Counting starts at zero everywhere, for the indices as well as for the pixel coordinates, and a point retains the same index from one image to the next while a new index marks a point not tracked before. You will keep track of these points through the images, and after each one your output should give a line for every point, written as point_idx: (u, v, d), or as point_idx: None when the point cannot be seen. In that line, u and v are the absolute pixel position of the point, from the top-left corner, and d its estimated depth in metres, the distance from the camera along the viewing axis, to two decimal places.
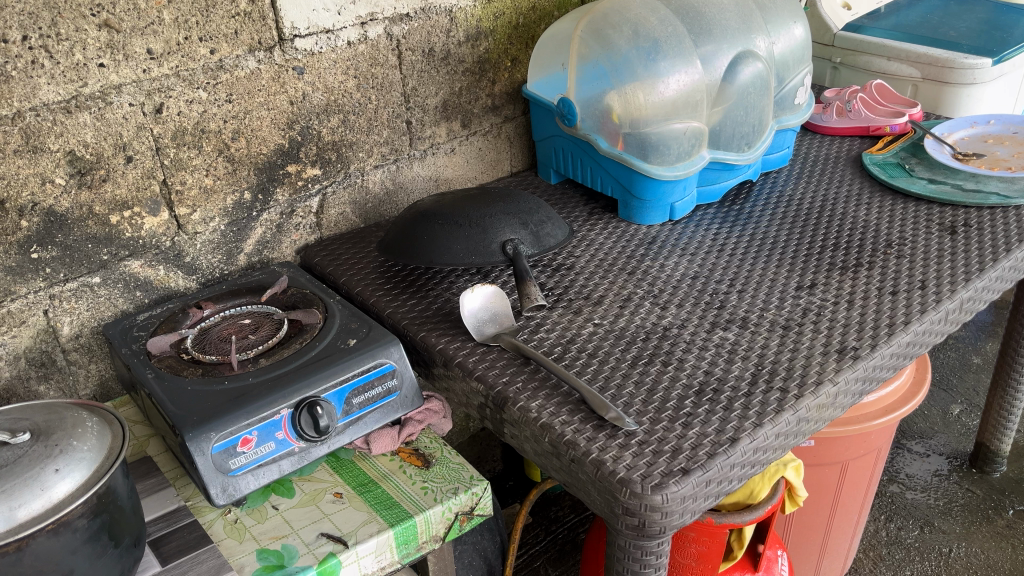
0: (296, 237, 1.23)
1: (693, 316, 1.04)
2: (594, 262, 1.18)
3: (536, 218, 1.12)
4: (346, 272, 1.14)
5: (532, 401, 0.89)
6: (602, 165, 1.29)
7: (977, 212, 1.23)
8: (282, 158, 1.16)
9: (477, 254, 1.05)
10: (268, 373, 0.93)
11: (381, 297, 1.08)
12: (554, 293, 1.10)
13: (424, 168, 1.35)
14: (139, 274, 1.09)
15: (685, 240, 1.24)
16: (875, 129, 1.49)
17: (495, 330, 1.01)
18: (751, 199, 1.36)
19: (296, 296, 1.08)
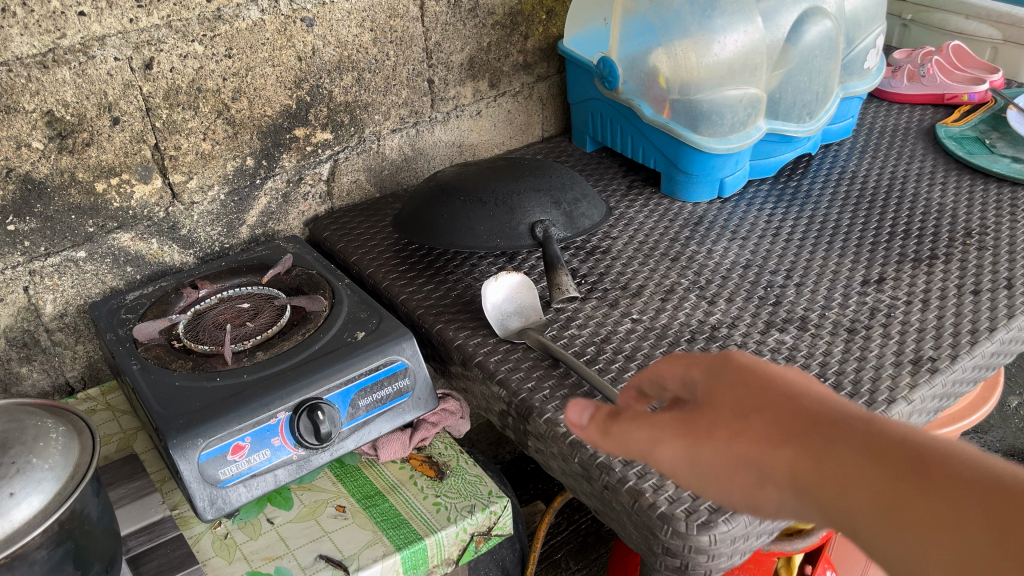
0: (305, 208, 1.12)
1: (745, 314, 0.92)
2: (634, 246, 1.06)
3: (570, 196, 1.00)
4: (358, 250, 1.03)
5: (560, 413, 0.78)
6: (645, 134, 1.16)
7: None
8: (289, 121, 1.04)
9: (503, 236, 0.94)
10: (265, 370, 0.83)
11: (395, 282, 0.97)
12: (588, 281, 0.98)
13: (447, 133, 1.23)
14: (130, 248, 0.98)
15: (735, 221, 1.12)
16: (950, 97, 1.34)
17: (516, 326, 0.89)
18: (809, 175, 1.23)
19: (301, 277, 0.97)
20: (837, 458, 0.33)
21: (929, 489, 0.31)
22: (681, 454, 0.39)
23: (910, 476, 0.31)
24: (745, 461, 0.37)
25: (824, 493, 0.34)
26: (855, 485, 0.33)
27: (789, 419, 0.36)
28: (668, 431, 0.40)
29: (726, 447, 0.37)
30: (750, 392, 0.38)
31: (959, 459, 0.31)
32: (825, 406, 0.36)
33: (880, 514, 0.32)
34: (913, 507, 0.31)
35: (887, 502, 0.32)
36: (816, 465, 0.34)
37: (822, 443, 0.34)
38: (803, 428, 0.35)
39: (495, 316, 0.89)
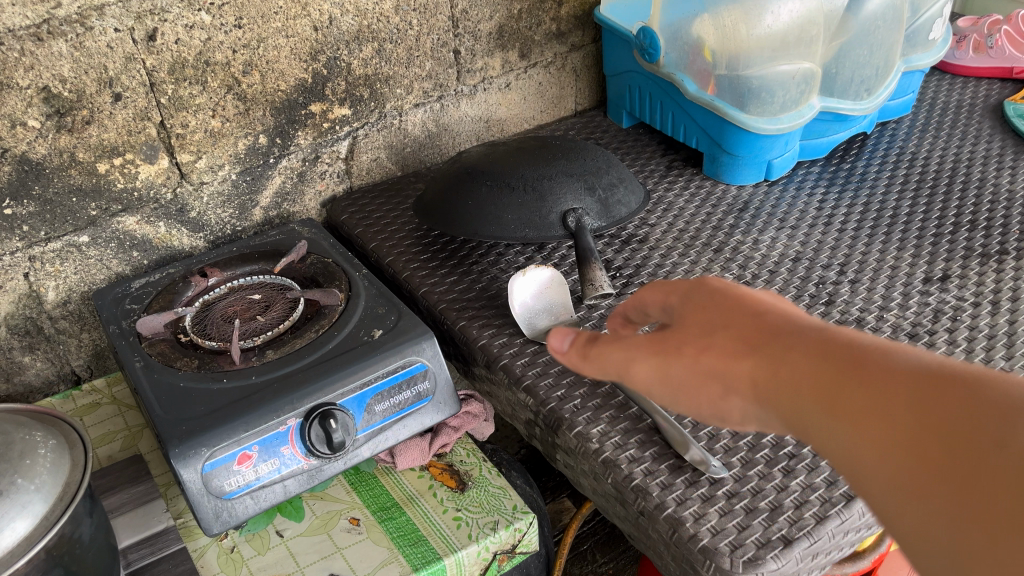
0: (322, 188, 1.05)
1: None
2: (673, 235, 0.98)
3: (605, 181, 0.92)
4: (377, 236, 0.97)
5: (593, 427, 0.72)
6: (687, 111, 1.07)
7: None
8: (304, 96, 0.97)
9: (532, 226, 0.87)
10: (275, 372, 0.77)
11: (416, 272, 0.91)
12: (624, 275, 0.91)
13: (473, 107, 1.15)
14: (135, 232, 0.93)
15: (783, 208, 1.03)
16: (1020, 71, 1.24)
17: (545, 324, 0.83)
18: (863, 157, 1.14)
19: (316, 266, 0.91)
20: (788, 364, 0.44)
21: (862, 380, 0.41)
22: (659, 369, 0.51)
23: (850, 376, 0.41)
24: (713, 369, 0.48)
25: (768, 386, 0.45)
26: (795, 376, 0.44)
27: (742, 326, 0.48)
28: (643, 352, 0.52)
29: (695, 359, 0.49)
30: (719, 311, 0.50)
31: (880, 353, 0.41)
32: (772, 323, 0.47)
33: (822, 403, 0.42)
34: (849, 395, 0.41)
35: (827, 393, 0.42)
36: (766, 367, 0.46)
37: (770, 343, 0.46)
38: (758, 337, 0.47)
39: (523, 315, 0.83)
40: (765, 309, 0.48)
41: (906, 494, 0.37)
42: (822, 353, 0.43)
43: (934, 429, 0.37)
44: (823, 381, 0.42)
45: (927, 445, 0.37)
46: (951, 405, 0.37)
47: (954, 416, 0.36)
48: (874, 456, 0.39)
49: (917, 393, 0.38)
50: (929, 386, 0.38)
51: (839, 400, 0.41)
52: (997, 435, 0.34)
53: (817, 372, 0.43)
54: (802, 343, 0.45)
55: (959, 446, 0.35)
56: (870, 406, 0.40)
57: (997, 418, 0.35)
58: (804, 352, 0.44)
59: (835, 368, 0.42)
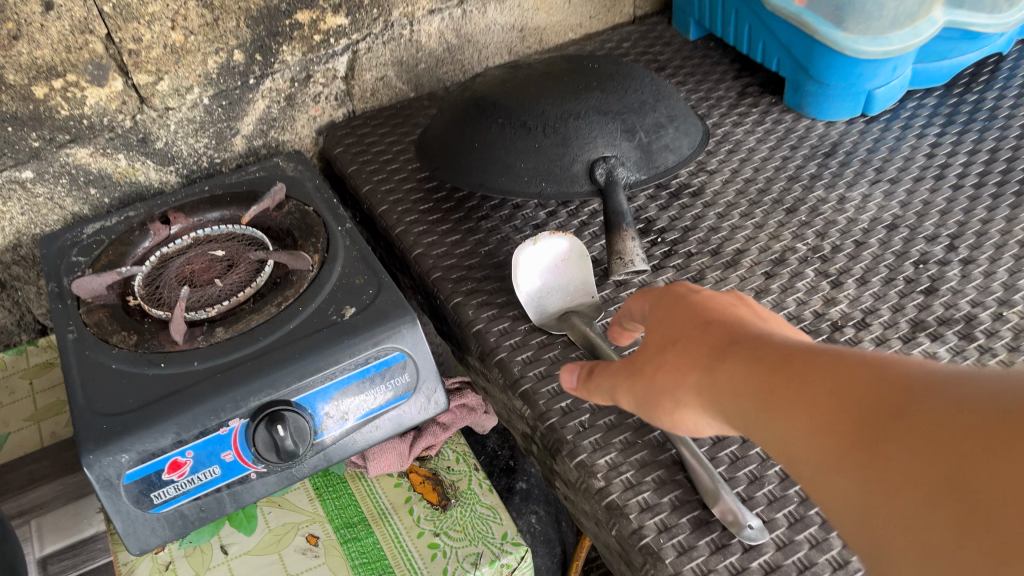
0: (317, 113, 0.89)
1: (881, 309, 0.67)
2: (735, 187, 0.79)
3: (650, 120, 0.72)
4: (374, 177, 0.81)
5: (599, 456, 0.56)
6: (768, 24, 0.85)
7: None
8: (288, 2, 0.80)
9: (550, 179, 0.70)
10: (223, 356, 0.63)
11: (412, 229, 0.75)
12: (666, 241, 0.74)
13: (504, 13, 0.95)
14: (89, 166, 0.79)
15: (882, 155, 0.82)
16: None
17: (557, 304, 0.67)
18: (992, 86, 0.90)
19: (293, 217, 0.76)
20: (727, 366, 0.43)
21: (794, 374, 0.39)
22: (623, 378, 0.50)
23: (783, 370, 0.40)
24: (673, 377, 0.45)
25: (712, 384, 0.43)
26: (734, 376, 0.42)
27: (690, 329, 0.47)
28: (619, 372, 0.50)
29: (652, 365, 0.47)
30: (673, 320, 0.48)
31: (813, 349, 0.40)
32: (724, 327, 0.45)
33: (758, 400, 0.40)
34: (782, 390, 0.39)
35: (764, 390, 0.40)
36: (714, 377, 0.43)
37: (715, 342, 0.45)
38: (703, 342, 0.45)
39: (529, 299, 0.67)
40: (712, 306, 0.47)
41: (842, 481, 0.35)
42: (760, 351, 0.42)
43: (863, 413, 0.35)
44: (759, 378, 0.40)
45: (854, 429, 0.35)
46: (879, 384, 0.35)
47: (882, 395, 0.35)
48: (810, 450, 0.37)
49: (842, 378, 0.37)
50: (856, 372, 0.36)
51: (774, 395, 0.39)
52: (922, 405, 0.33)
53: (752, 369, 0.41)
54: (742, 342, 0.43)
55: (886, 422, 0.34)
56: (803, 398, 0.38)
57: (915, 389, 0.34)
58: (741, 351, 0.43)
59: (768, 363, 0.41)
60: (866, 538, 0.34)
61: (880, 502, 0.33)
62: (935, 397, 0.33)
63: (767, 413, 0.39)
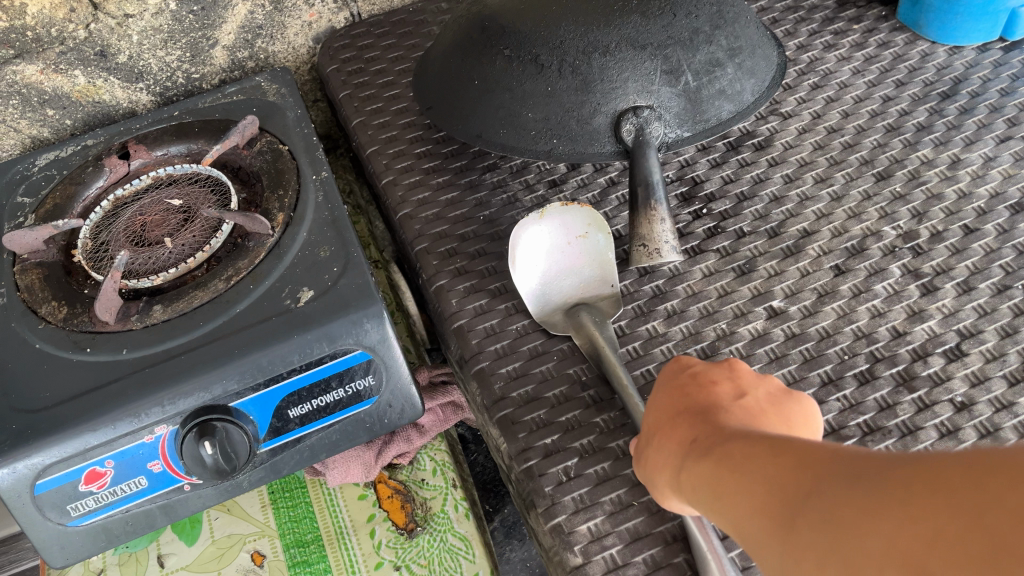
0: (313, 17, 0.75)
1: (984, 331, 0.50)
2: (814, 138, 0.62)
3: (702, 57, 0.54)
4: (367, 107, 0.67)
5: (581, 522, 0.45)
6: None
7: None
8: None
9: (563, 134, 0.55)
10: (156, 345, 0.53)
11: (401, 180, 0.62)
12: (714, 213, 0.58)
13: None
14: (42, 85, 0.67)
15: (1020, 99, 0.63)
16: None
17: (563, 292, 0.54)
18: None
19: (264, 157, 0.63)
20: (691, 460, 0.35)
21: (744, 463, 0.32)
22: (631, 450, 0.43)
23: (737, 459, 0.32)
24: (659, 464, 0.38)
25: (675, 474, 0.36)
26: (690, 467, 0.35)
27: (658, 403, 0.40)
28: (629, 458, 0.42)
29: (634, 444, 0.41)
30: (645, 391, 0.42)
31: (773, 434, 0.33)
32: (698, 408, 0.38)
33: (709, 493, 0.33)
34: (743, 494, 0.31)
35: (712, 482, 0.33)
36: (683, 473, 0.35)
37: (678, 423, 0.38)
38: (676, 427, 0.38)
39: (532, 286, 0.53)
40: (690, 372, 0.41)
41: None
42: (716, 434, 0.35)
43: (810, 507, 0.28)
44: (709, 468, 0.34)
45: (803, 525, 0.28)
46: (831, 469, 0.28)
47: (833, 485, 0.28)
48: (766, 553, 0.30)
49: (791, 465, 0.30)
50: (812, 459, 0.30)
51: (723, 488, 0.32)
52: (880, 486, 0.26)
53: (709, 457, 0.34)
54: (702, 423, 0.37)
55: (836, 511, 0.27)
56: (751, 493, 0.31)
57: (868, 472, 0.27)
58: (708, 439, 0.35)
59: (721, 448, 0.34)
60: None
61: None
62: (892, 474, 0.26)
63: (717, 508, 0.32)
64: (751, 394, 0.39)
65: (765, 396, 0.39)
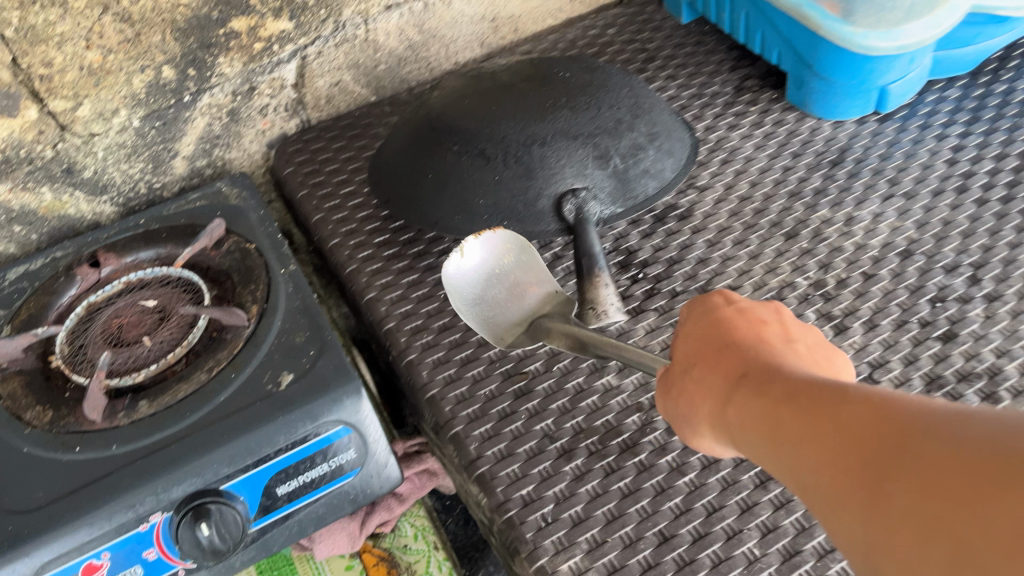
0: (266, 126, 0.81)
1: (891, 360, 0.58)
2: (729, 206, 0.71)
3: (627, 142, 0.63)
4: (326, 204, 0.73)
5: (562, 561, 0.49)
6: (767, 15, 0.76)
7: None
8: (219, 10, 0.71)
9: (512, 217, 0.61)
10: (145, 437, 0.56)
11: (364, 267, 0.68)
12: (649, 277, 0.66)
13: (472, 4, 0.86)
14: (10, 203, 0.70)
15: (897, 162, 0.73)
16: None
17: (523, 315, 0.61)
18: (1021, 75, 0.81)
19: (233, 256, 0.68)
20: (740, 393, 0.38)
21: (803, 404, 0.34)
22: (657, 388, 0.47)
23: (791, 394, 0.35)
24: (703, 397, 0.41)
25: (719, 409, 0.39)
26: (739, 399, 0.38)
27: (701, 343, 0.43)
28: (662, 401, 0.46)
29: (668, 381, 0.45)
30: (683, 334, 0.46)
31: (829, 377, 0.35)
32: (745, 351, 0.40)
33: (758, 422, 0.36)
34: (790, 424, 0.34)
35: (767, 419, 0.35)
36: (732, 404, 0.38)
37: (724, 359, 0.41)
38: (721, 365, 0.41)
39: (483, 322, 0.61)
40: (733, 312, 0.44)
41: (852, 534, 0.29)
42: (766, 371, 0.38)
43: (862, 445, 0.30)
44: (759, 397, 0.36)
45: (851, 462, 0.30)
46: (892, 418, 0.29)
47: (887, 426, 0.29)
48: (807, 478, 0.32)
49: (847, 403, 0.32)
50: (870, 401, 0.31)
51: (778, 427, 0.34)
52: (933, 445, 0.27)
53: (760, 388, 0.37)
54: (752, 360, 0.39)
55: (888, 456, 0.28)
56: (807, 435, 0.32)
57: (934, 427, 0.28)
58: (758, 375, 0.38)
59: (776, 388, 0.36)
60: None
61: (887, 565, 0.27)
62: (957, 435, 0.27)
63: (763, 433, 0.35)
64: (798, 342, 0.42)
65: (811, 342, 0.42)
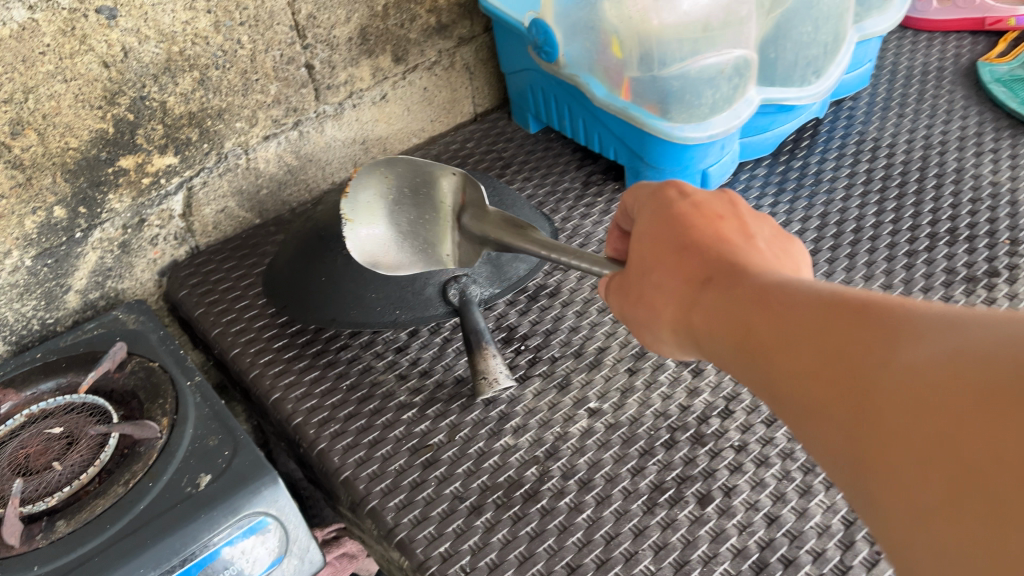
0: (157, 255, 0.86)
1: (741, 392, 0.68)
2: (591, 280, 0.81)
3: None
4: (223, 318, 0.78)
5: None
6: (600, 119, 0.89)
7: None
8: (107, 150, 0.76)
9: (403, 306, 0.69)
10: (67, 554, 0.57)
11: (267, 371, 0.72)
12: (530, 347, 0.74)
13: (342, 129, 0.96)
14: None
15: None
16: (993, 21, 1.13)
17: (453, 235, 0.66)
18: (811, 153, 0.97)
19: (138, 375, 0.71)
20: (712, 306, 0.43)
21: (780, 315, 0.38)
22: (612, 296, 0.53)
23: (767, 305, 0.39)
24: (671, 309, 0.47)
25: (687, 314, 0.45)
26: (709, 306, 0.43)
27: (667, 252, 0.48)
28: (624, 311, 0.52)
29: (636, 287, 0.50)
30: (647, 239, 0.50)
31: (795, 282, 0.40)
32: (708, 260, 0.45)
33: (734, 335, 0.41)
34: (769, 332, 0.38)
35: (745, 330, 0.40)
36: (703, 315, 0.43)
37: (691, 270, 0.46)
38: (684, 271, 0.46)
39: (416, 261, 0.65)
40: (690, 206, 0.49)
41: (827, 429, 0.34)
42: (732, 282, 0.43)
43: (839, 356, 0.34)
44: (730, 305, 0.42)
45: (832, 370, 0.34)
46: (869, 326, 0.33)
47: (864, 335, 0.33)
48: (784, 378, 0.37)
49: (825, 315, 0.36)
50: (844, 310, 0.35)
51: (757, 337, 0.39)
52: (908, 363, 0.30)
53: (729, 298, 0.42)
54: (714, 266, 0.45)
55: (864, 367, 0.32)
56: (785, 340, 0.37)
57: (905, 333, 0.31)
58: (724, 286, 0.43)
59: (750, 302, 0.40)
60: (873, 504, 0.31)
61: (870, 463, 0.31)
62: (935, 350, 0.30)
63: (738, 339, 0.40)
64: (757, 244, 0.47)
65: (766, 236, 0.48)
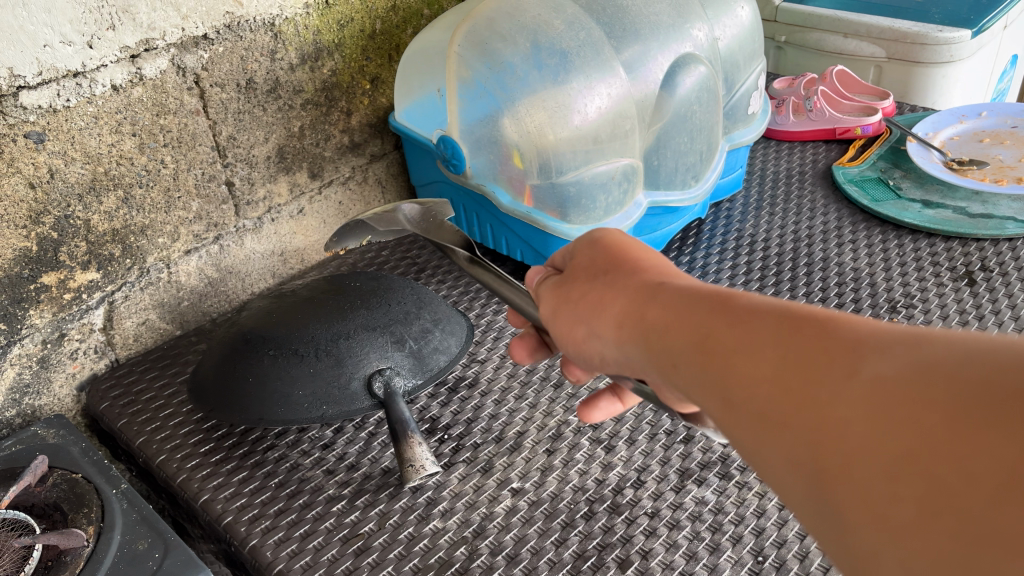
0: (76, 369, 0.86)
1: (651, 464, 0.74)
2: (507, 370, 0.86)
3: (416, 328, 0.77)
4: (147, 427, 0.79)
5: None
6: (506, 224, 0.97)
7: (975, 260, 1.00)
8: (30, 268, 0.77)
9: (330, 401, 0.72)
10: None
11: (194, 474, 0.73)
12: (453, 436, 0.78)
13: (261, 242, 1.01)
14: None
15: None
16: (842, 131, 1.29)
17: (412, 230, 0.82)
18: (699, 248, 1.08)
19: (60, 488, 0.70)
20: (662, 316, 0.46)
21: (740, 323, 0.41)
22: (546, 304, 0.59)
23: (724, 313, 0.42)
24: (614, 314, 0.50)
25: (630, 318, 0.49)
26: (658, 316, 0.47)
27: (624, 270, 0.53)
28: (558, 312, 0.56)
29: (587, 288, 0.54)
30: (607, 255, 0.56)
31: (751, 298, 0.42)
32: (659, 284, 0.50)
33: (689, 341, 0.43)
34: (726, 338, 0.41)
35: (703, 333, 0.42)
36: (654, 321, 0.47)
37: (644, 284, 0.50)
38: (635, 288, 0.50)
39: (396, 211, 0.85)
40: (635, 243, 0.56)
41: (780, 426, 0.36)
42: (681, 300, 0.46)
43: (801, 359, 0.36)
44: (683, 315, 0.45)
45: (792, 372, 0.36)
46: (831, 336, 0.36)
47: (828, 344, 0.36)
48: (736, 374, 0.39)
49: (787, 323, 0.39)
50: (805, 321, 0.38)
51: (714, 341, 0.41)
52: (873, 372, 0.33)
53: (682, 311, 0.45)
54: (664, 283, 0.50)
55: (827, 369, 0.35)
56: (744, 345, 0.39)
57: (871, 348, 0.34)
58: (676, 300, 0.47)
59: (705, 311, 0.43)
60: (821, 503, 0.33)
61: (822, 458, 0.33)
62: (900, 363, 0.33)
63: (692, 342, 0.43)
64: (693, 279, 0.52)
65: None
